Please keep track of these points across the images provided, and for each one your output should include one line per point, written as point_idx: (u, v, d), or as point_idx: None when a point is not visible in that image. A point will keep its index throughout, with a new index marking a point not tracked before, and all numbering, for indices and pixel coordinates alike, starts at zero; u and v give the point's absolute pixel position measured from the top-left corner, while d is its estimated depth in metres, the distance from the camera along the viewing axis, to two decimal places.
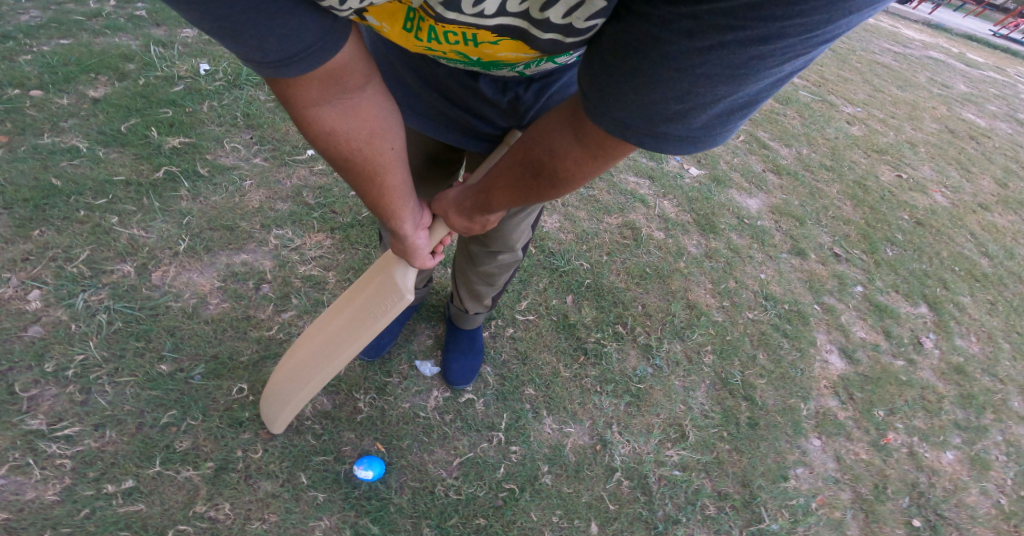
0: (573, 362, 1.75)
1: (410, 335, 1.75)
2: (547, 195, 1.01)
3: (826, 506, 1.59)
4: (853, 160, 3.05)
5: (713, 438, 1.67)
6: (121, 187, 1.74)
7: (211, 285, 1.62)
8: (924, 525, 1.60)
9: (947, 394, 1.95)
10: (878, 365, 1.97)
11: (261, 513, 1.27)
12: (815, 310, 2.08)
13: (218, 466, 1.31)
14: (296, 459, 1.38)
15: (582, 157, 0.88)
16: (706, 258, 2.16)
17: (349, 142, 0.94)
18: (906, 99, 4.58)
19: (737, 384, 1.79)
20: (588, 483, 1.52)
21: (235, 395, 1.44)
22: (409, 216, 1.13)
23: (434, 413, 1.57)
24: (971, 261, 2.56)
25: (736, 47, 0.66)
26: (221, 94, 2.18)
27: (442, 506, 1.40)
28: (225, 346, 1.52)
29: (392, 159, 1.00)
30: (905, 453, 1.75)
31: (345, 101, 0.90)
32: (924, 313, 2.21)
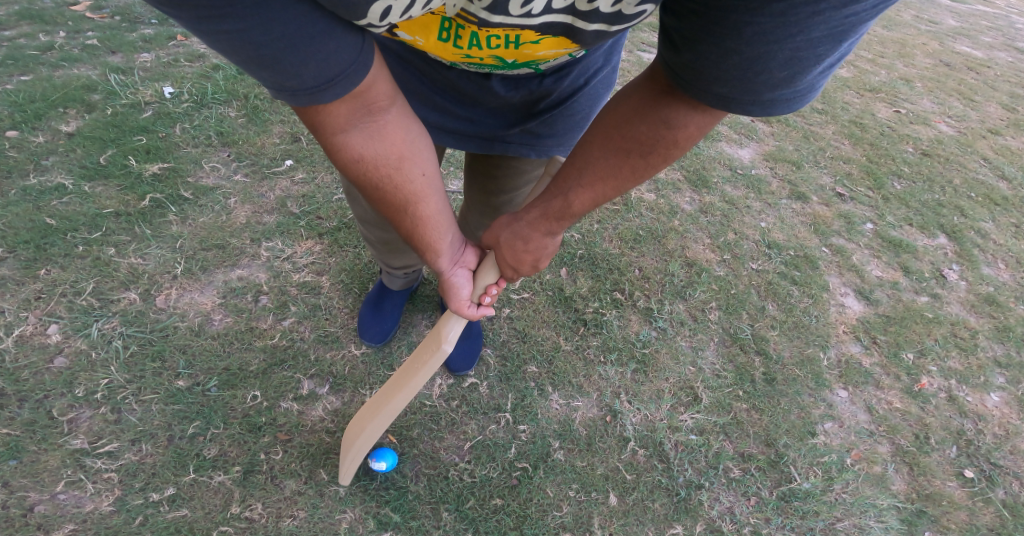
0: (573, 334, 1.72)
1: (409, 326, 1.73)
2: (649, 172, 1.00)
3: (863, 461, 1.50)
4: (846, 101, 2.93)
5: (728, 398, 1.61)
6: (112, 218, 1.78)
7: (212, 302, 1.63)
8: (978, 475, 1.51)
9: (978, 328, 1.85)
10: (900, 304, 1.88)
11: (290, 510, 1.28)
12: (823, 254, 2.00)
13: (245, 469, 1.32)
14: (314, 457, 1.38)
15: (701, 119, 0.88)
16: (702, 214, 2.10)
17: (378, 167, 0.92)
18: (895, 37, 4.42)
19: (747, 339, 1.74)
20: (602, 455, 1.49)
21: (250, 402, 1.45)
22: (446, 248, 1.11)
23: (441, 401, 1.56)
24: (989, 186, 2.43)
25: (832, 12, 0.65)
26: (191, 115, 2.25)
27: (458, 490, 1.39)
28: (234, 358, 1.53)
29: (424, 186, 0.98)
30: (943, 398, 1.66)
31: (372, 125, 0.87)
32: (944, 245, 2.10)
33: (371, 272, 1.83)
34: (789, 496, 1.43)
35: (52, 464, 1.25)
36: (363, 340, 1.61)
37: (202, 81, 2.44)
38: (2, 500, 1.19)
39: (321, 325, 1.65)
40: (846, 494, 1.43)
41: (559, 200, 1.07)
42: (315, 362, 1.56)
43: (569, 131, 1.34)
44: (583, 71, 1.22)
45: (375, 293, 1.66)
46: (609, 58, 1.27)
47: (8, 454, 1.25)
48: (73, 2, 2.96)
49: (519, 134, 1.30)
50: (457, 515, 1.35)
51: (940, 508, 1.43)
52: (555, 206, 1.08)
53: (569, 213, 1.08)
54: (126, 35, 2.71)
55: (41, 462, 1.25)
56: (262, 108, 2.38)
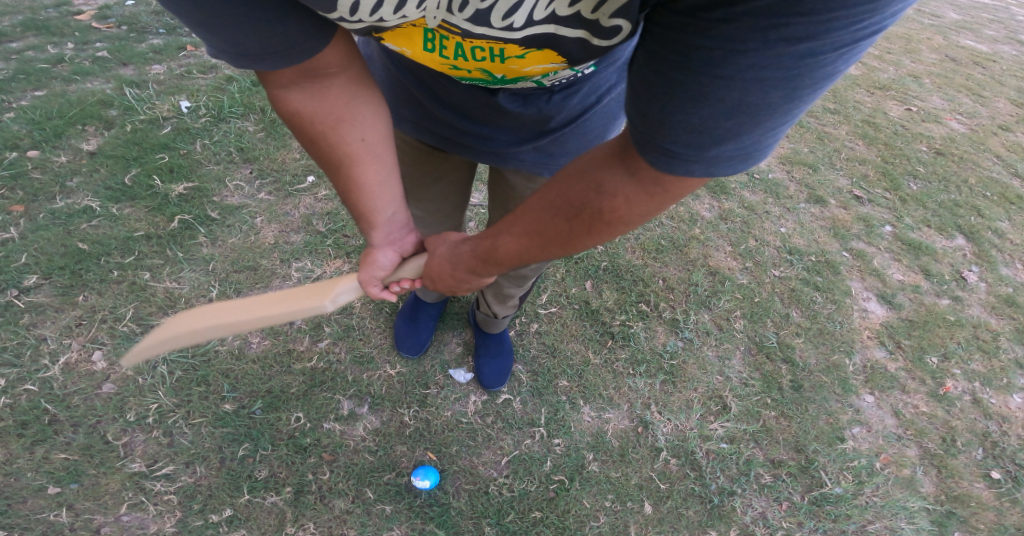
0: (602, 348, 1.76)
1: (440, 344, 1.75)
2: (584, 244, 0.81)
3: (892, 464, 1.53)
4: (858, 100, 2.94)
5: (756, 406, 1.64)
6: (143, 242, 1.81)
7: (249, 325, 1.66)
8: (1004, 476, 1.54)
9: (999, 330, 1.87)
10: (922, 308, 1.90)
11: (341, 529, 1.31)
12: (844, 258, 2.02)
13: (296, 489, 1.36)
14: (360, 476, 1.41)
15: (637, 195, 0.70)
16: (722, 221, 2.12)
17: (314, 124, 0.92)
18: (899, 31, 4.42)
19: (773, 347, 1.76)
20: (636, 466, 1.52)
21: (295, 424, 1.48)
22: (383, 223, 1.10)
23: (476, 417, 1.58)
24: (1003, 184, 2.45)
25: (784, 48, 0.50)
26: (210, 130, 2.26)
27: (499, 504, 1.42)
28: (275, 380, 1.55)
29: (361, 153, 0.98)
30: (968, 401, 1.69)
31: (314, 86, 0.87)
32: (962, 246, 2.12)
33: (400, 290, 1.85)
34: (821, 500, 1.46)
35: (113, 487, 1.29)
36: (400, 351, 1.66)
37: (218, 94, 2.45)
38: (69, 524, 1.22)
39: (356, 345, 1.68)
40: (877, 497, 1.47)
41: (488, 240, 0.94)
42: (353, 383, 1.59)
43: (583, 150, 1.25)
44: (593, 88, 1.13)
45: (410, 304, 1.69)
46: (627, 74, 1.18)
47: (69, 478, 1.28)
48: (79, 11, 2.95)
49: (531, 152, 1.23)
50: (499, 530, 1.38)
51: (969, 509, 1.47)
52: (483, 245, 0.96)
53: (494, 256, 0.94)
54: (135, 46, 2.71)
55: (102, 485, 1.29)
56: (279, 121, 2.39)
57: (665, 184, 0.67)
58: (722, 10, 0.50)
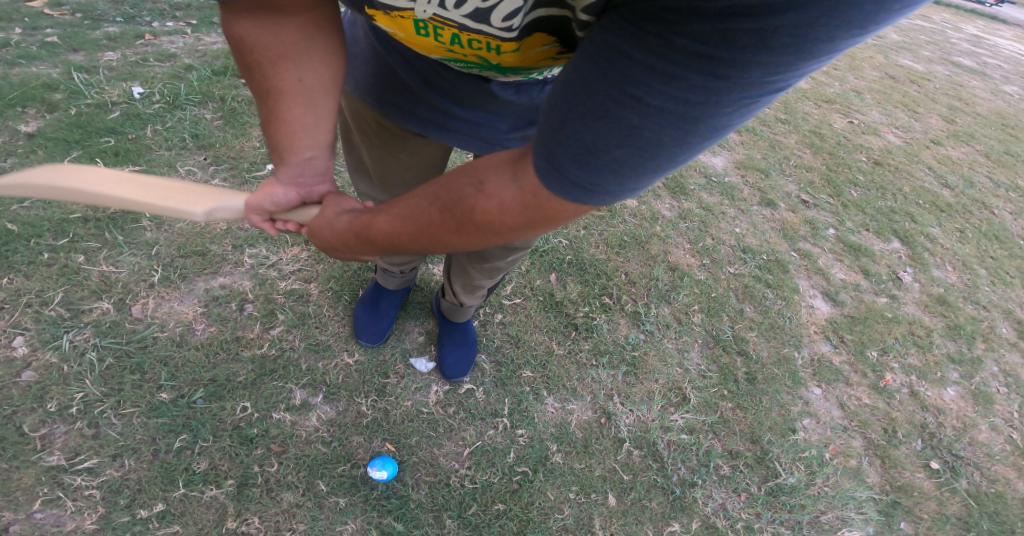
0: (565, 339, 1.79)
1: (401, 333, 1.70)
2: (454, 243, 0.80)
3: (840, 455, 1.58)
4: (806, 112, 3.12)
5: (714, 397, 1.67)
6: (79, 224, 1.67)
7: (194, 311, 1.56)
8: (943, 466, 1.62)
9: (933, 326, 2.00)
10: (863, 305, 2.01)
11: (289, 523, 1.24)
12: (792, 257, 2.11)
13: (240, 482, 1.27)
14: (311, 468, 1.33)
15: (511, 209, 0.70)
16: (681, 219, 2.19)
17: (251, 53, 0.81)
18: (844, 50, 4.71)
19: (729, 340, 1.81)
20: (599, 457, 1.53)
21: (241, 414, 1.38)
22: (299, 169, 0.97)
23: (437, 408, 1.54)
24: (934, 193, 2.64)
25: (697, 82, 0.52)
26: (162, 116, 2.14)
27: (460, 496, 1.38)
28: (220, 368, 1.46)
29: (296, 92, 0.87)
30: (906, 394, 1.78)
31: (263, 16, 0.78)
32: (897, 249, 2.26)
33: (360, 279, 1.80)
34: (777, 491, 1.49)
35: (26, 482, 1.17)
36: (359, 340, 1.61)
37: (175, 81, 2.33)
38: None
39: (311, 333, 1.61)
40: (828, 488, 1.51)
41: (370, 217, 0.91)
42: (307, 371, 1.51)
43: None
44: None
45: (371, 292, 1.64)
46: None
47: None
48: None
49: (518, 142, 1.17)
50: (461, 523, 1.33)
51: (913, 499, 1.53)
52: (364, 220, 0.93)
53: (369, 232, 0.92)
54: (87, 32, 2.55)
55: (13, 481, 1.17)
56: (239, 110, 2.29)
57: (539, 206, 0.68)
58: (660, 25, 0.51)
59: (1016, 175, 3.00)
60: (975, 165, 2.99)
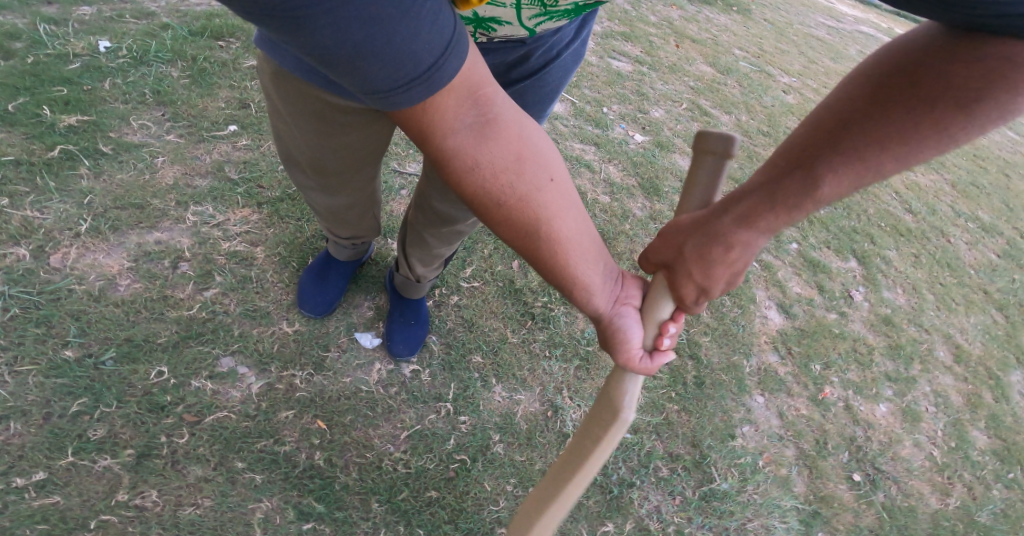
0: (520, 327, 1.75)
1: (349, 307, 1.63)
2: (828, 192, 0.76)
3: (772, 463, 1.50)
4: (787, 127, 3.14)
5: (662, 399, 1.66)
6: (10, 167, 1.56)
7: (120, 266, 1.46)
8: (864, 479, 1.56)
9: (875, 344, 1.93)
10: (813, 320, 1.94)
11: (193, 498, 1.15)
12: (753, 267, 2.02)
13: (140, 453, 1.17)
14: (229, 442, 1.25)
15: (898, 133, 0.71)
16: (651, 221, 2.17)
17: (497, 177, 0.71)
18: (835, 70, 4.72)
19: (682, 343, 1.77)
20: (541, 450, 1.52)
21: (155, 379, 1.29)
22: (596, 283, 0.84)
23: (378, 387, 1.48)
24: (897, 217, 2.62)
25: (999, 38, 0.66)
26: (125, 71, 1.98)
27: (391, 480, 1.33)
28: (139, 328, 1.36)
29: (553, 197, 0.75)
30: (841, 407, 1.70)
31: (483, 120, 0.69)
32: (853, 268, 2.21)
33: (312, 245, 1.70)
34: (709, 496, 1.46)
35: None
36: (301, 308, 1.52)
37: (147, 38, 2.14)
38: None
39: (249, 298, 1.51)
40: (757, 494, 1.45)
41: (723, 217, 0.83)
42: (239, 338, 1.42)
43: (541, 107, 1.17)
44: (555, 42, 1.06)
45: (319, 262, 1.57)
46: (580, 30, 1.11)
47: None
48: None
49: None
50: (388, 506, 1.28)
51: (833, 510, 1.47)
52: (720, 222, 0.83)
53: (736, 227, 0.81)
54: None
55: None
56: (210, 71, 2.12)
57: (919, 129, 0.71)
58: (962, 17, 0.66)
59: (977, 207, 2.98)
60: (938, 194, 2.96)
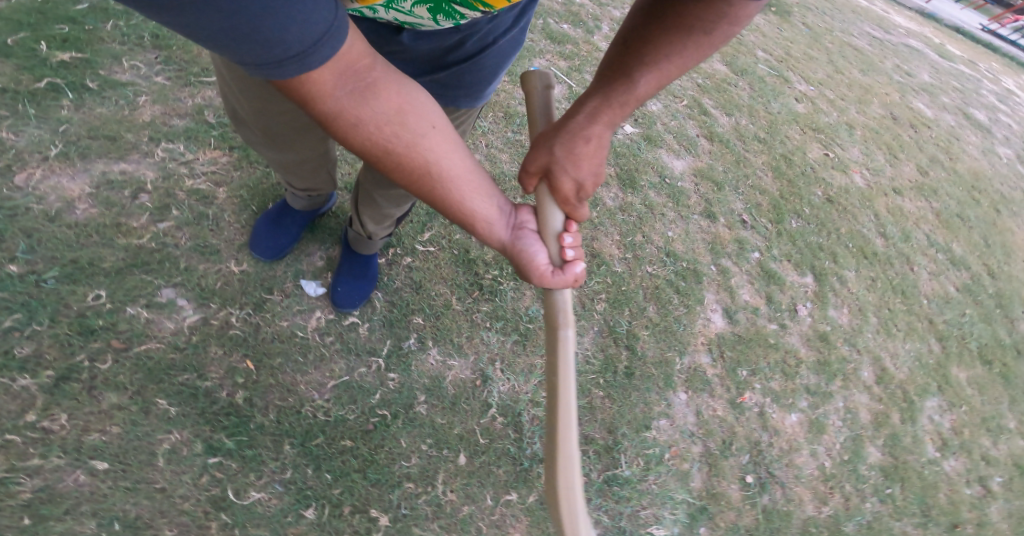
0: (467, 296, 1.80)
1: (301, 255, 1.70)
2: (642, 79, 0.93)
3: (677, 456, 1.62)
4: (787, 135, 3.09)
5: (590, 383, 1.71)
6: None
7: (81, 191, 1.55)
8: (755, 482, 1.63)
9: (804, 358, 1.97)
10: (754, 327, 1.98)
11: (101, 425, 1.23)
12: (710, 270, 2.10)
13: (59, 375, 1.25)
14: (149, 372, 1.34)
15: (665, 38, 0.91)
16: (621, 211, 2.18)
17: (383, 131, 0.72)
18: (865, 77, 4.55)
19: (621, 333, 1.83)
20: (462, 416, 1.57)
21: (91, 302, 1.38)
22: (492, 212, 0.88)
23: (314, 334, 1.56)
24: (866, 239, 2.58)
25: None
26: (130, 15, 2.04)
27: (308, 426, 1.40)
28: (85, 252, 1.45)
29: (439, 142, 0.77)
30: (755, 413, 1.77)
31: (362, 85, 0.68)
32: (807, 283, 2.22)
33: (274, 192, 1.77)
34: (611, 480, 1.53)
35: None
36: (253, 252, 1.60)
37: None
38: None
39: (202, 234, 1.61)
40: (656, 485, 1.54)
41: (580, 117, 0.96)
42: (183, 271, 1.52)
43: (478, 87, 1.21)
44: (491, 29, 1.10)
45: (276, 208, 1.63)
46: (521, 17, 1.14)
47: None
48: None
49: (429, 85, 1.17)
50: (300, 449, 1.36)
51: (719, 507, 1.56)
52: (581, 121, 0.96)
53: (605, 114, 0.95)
54: None
55: None
56: None
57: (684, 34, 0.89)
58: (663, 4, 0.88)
59: (952, 238, 2.91)
60: (920, 222, 2.90)
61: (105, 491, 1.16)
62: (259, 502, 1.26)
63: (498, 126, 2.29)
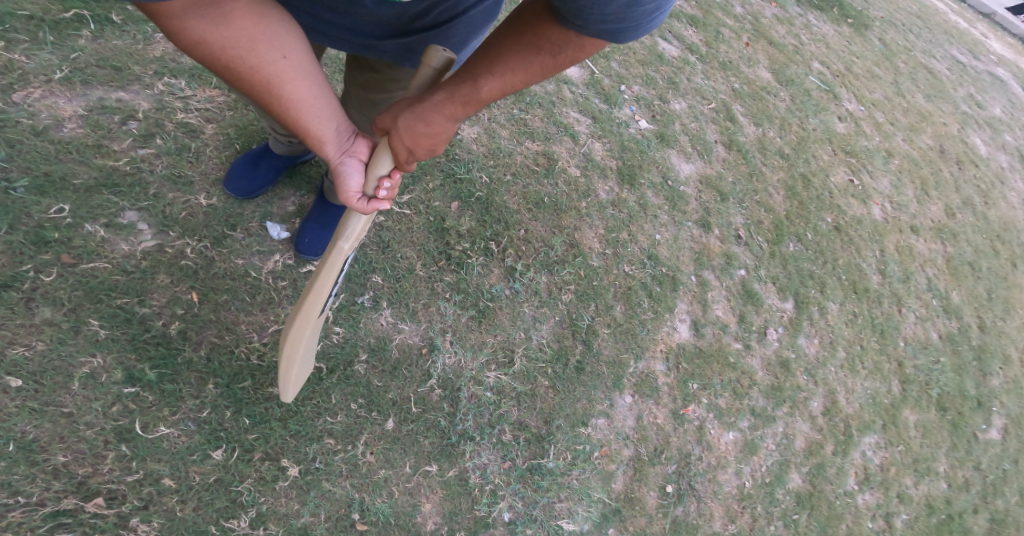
0: (432, 264, 1.78)
1: (273, 198, 1.74)
2: (489, 77, 0.99)
3: (605, 457, 1.61)
4: (815, 155, 2.94)
5: (536, 371, 1.69)
6: (21, 20, 1.72)
7: (73, 112, 1.61)
8: (673, 492, 1.62)
9: (759, 382, 1.92)
10: (717, 343, 1.94)
11: (26, 340, 1.26)
12: (688, 281, 2.04)
13: (1, 283, 1.30)
14: (90, 291, 1.37)
15: (523, 47, 0.97)
16: (611, 206, 2.13)
17: (227, 51, 0.77)
18: (926, 103, 4.25)
19: (581, 327, 1.80)
20: (401, 383, 1.56)
21: (53, 215, 1.43)
22: (329, 136, 0.96)
23: (267, 277, 1.59)
24: (862, 274, 2.46)
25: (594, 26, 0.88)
26: None
27: (238, 367, 1.42)
28: (62, 166, 1.51)
29: (285, 71, 0.83)
30: (694, 426, 1.75)
31: (214, 9, 0.71)
32: (786, 309, 2.15)
33: (261, 135, 1.84)
34: (534, 469, 1.54)
35: None
36: (226, 188, 1.65)
37: None
38: None
39: (179, 165, 1.67)
40: (576, 481, 1.55)
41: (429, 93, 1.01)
42: (152, 197, 1.58)
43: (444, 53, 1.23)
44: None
45: (258, 149, 1.66)
46: None
47: None
48: None
49: (395, 46, 1.18)
50: (224, 390, 1.38)
51: (632, 511, 1.56)
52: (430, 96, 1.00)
53: (467, 97, 0.99)
54: None
55: None
56: None
57: (541, 50, 0.96)
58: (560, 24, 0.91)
59: (954, 286, 2.74)
60: (928, 265, 2.74)
61: (10, 411, 1.18)
62: (165, 439, 1.27)
63: (505, 101, 2.25)
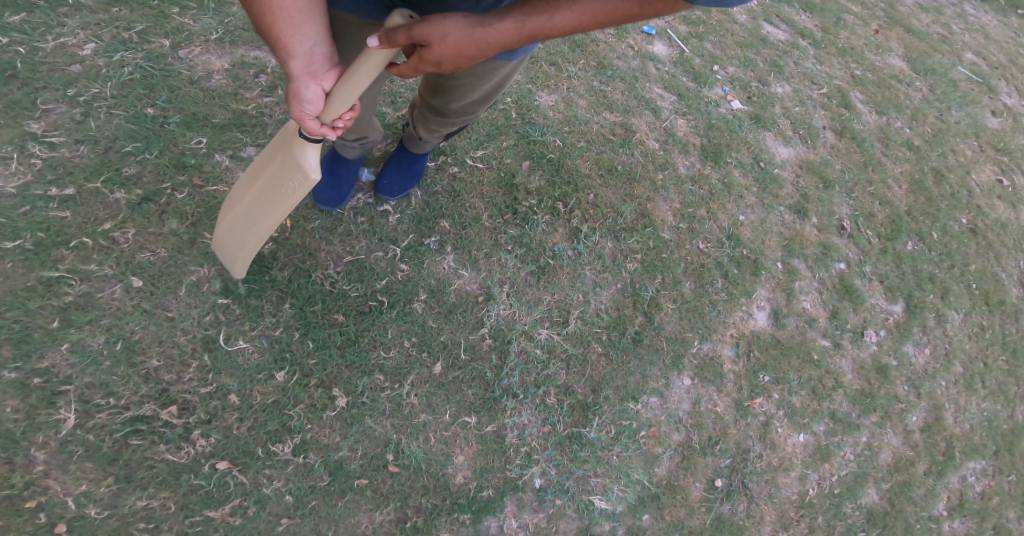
0: (497, 216, 1.73)
1: None
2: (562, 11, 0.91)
3: (652, 439, 1.48)
4: (954, 149, 2.53)
5: (590, 335, 1.59)
6: None
7: (221, 66, 1.72)
8: (723, 487, 1.46)
9: (846, 385, 1.68)
10: (800, 336, 1.72)
11: (153, 247, 1.37)
12: (773, 267, 1.83)
13: (144, 196, 1.42)
14: (210, 209, 1.46)
15: None
16: (690, 182, 1.96)
17: None
18: None
19: (644, 298, 1.67)
20: (453, 326, 1.52)
21: (193, 145, 1.54)
22: (301, 53, 0.94)
23: (349, 211, 1.61)
24: (999, 284, 2.08)
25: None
26: None
27: (312, 291, 1.45)
28: (204, 108, 1.62)
29: None
30: (759, 421, 1.56)
31: None
32: (894, 312, 1.86)
33: None
34: (574, 437, 1.44)
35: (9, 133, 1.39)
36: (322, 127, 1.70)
37: None
38: None
39: None
40: (616, 457, 1.44)
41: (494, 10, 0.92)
42: (269, 136, 1.64)
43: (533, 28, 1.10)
44: None
45: None
46: None
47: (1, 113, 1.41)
48: None
49: None
50: (297, 310, 1.41)
51: (671, 500, 1.41)
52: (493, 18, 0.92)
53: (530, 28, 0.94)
54: None
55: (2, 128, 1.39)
56: None
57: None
58: None
59: None
60: None
61: (127, 309, 1.28)
62: (240, 353, 1.32)
63: (587, 73, 2.14)
